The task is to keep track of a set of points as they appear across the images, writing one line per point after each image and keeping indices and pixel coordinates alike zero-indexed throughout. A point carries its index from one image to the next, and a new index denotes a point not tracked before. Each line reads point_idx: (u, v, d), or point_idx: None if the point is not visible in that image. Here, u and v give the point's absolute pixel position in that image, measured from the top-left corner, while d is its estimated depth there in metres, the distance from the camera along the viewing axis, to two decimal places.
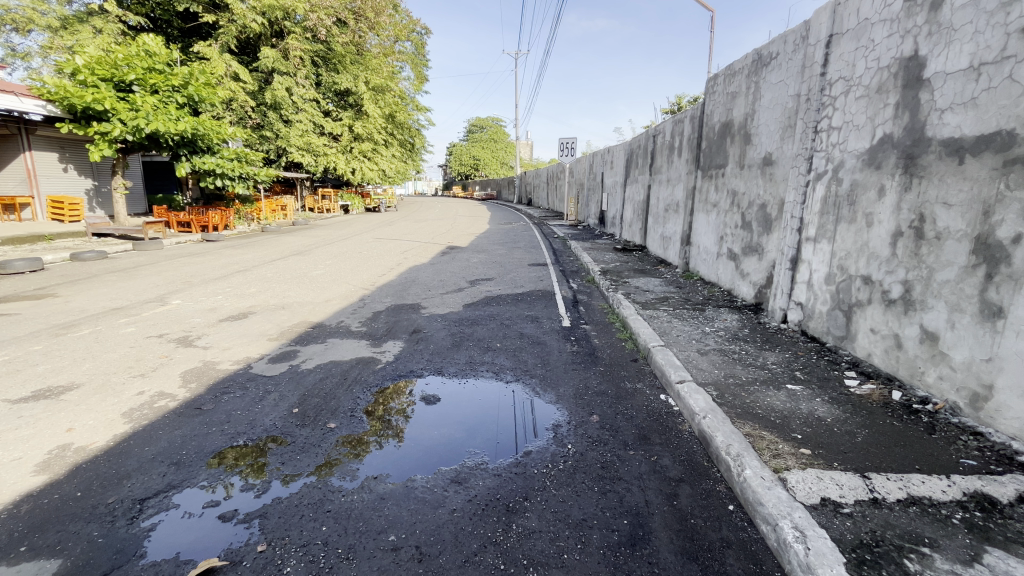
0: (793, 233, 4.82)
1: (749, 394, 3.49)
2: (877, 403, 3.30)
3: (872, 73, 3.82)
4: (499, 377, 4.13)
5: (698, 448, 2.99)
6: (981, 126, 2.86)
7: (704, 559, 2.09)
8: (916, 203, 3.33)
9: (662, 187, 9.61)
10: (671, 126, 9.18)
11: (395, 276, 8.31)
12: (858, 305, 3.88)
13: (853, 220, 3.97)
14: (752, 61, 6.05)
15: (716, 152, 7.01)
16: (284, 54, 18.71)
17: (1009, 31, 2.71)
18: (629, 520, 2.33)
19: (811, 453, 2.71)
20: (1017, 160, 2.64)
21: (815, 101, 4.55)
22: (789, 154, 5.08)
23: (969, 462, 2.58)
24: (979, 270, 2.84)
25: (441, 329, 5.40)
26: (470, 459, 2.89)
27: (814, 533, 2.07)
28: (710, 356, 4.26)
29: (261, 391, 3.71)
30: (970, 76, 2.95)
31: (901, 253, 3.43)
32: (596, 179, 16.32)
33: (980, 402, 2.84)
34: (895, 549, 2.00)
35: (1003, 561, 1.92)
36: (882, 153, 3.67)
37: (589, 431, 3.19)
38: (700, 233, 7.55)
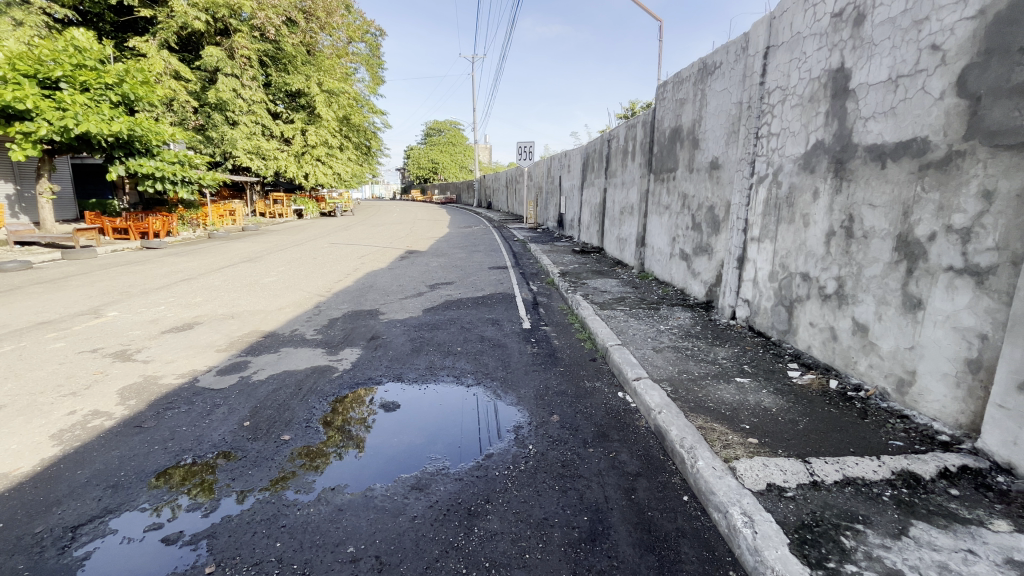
0: (739, 234, 5.06)
1: (702, 388, 3.64)
2: (816, 392, 3.52)
3: (805, 83, 4.08)
4: (460, 381, 4.11)
5: (654, 442, 3.09)
6: (901, 133, 3.10)
7: (661, 550, 2.16)
8: (846, 204, 3.57)
9: (617, 190, 9.88)
10: (624, 131, 9.44)
11: (352, 282, 8.11)
12: (799, 300, 4.11)
13: (792, 221, 4.21)
14: (697, 69, 6.32)
15: (667, 156, 7.27)
16: (230, 53, 17.93)
17: (921, 47, 2.97)
18: (589, 516, 2.38)
19: (758, 442, 2.85)
20: (932, 164, 2.89)
21: (756, 109, 4.81)
22: (733, 158, 5.34)
23: (897, 443, 2.79)
24: (901, 266, 3.08)
25: (400, 335, 5.31)
26: (431, 464, 2.86)
27: (760, 517, 2.18)
28: (664, 354, 4.40)
29: (209, 405, 3.53)
30: (890, 86, 3.20)
31: (835, 251, 3.67)
32: (554, 182, 16.55)
33: (905, 386, 3.08)
34: (833, 527, 2.13)
35: (927, 532, 2.09)
36: (816, 158, 3.92)
37: (550, 431, 3.23)
38: (654, 235, 7.81)
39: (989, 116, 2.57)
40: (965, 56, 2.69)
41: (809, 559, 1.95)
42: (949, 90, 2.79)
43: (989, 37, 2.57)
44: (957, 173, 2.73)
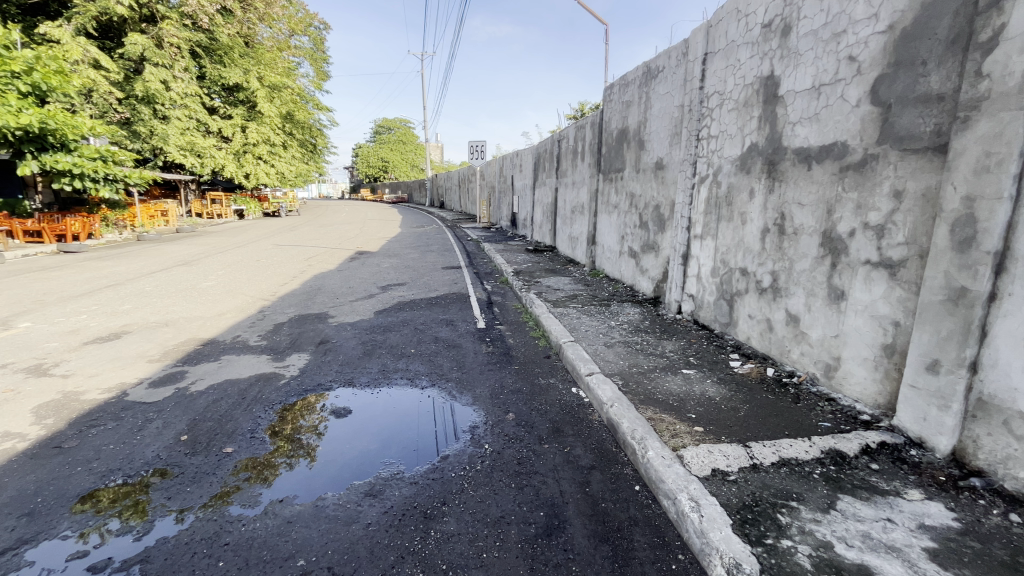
0: (683, 232, 5.28)
1: (651, 381, 3.78)
2: (755, 380, 3.74)
3: (739, 89, 4.32)
4: (414, 384, 4.05)
5: (606, 435, 3.17)
6: (824, 137, 3.35)
7: (614, 539, 2.22)
8: (778, 203, 3.81)
9: (568, 190, 10.05)
10: (574, 131, 9.62)
11: (298, 285, 7.79)
12: (739, 294, 4.35)
13: (731, 219, 4.45)
14: (642, 72, 6.53)
15: (615, 156, 7.48)
16: (157, 42, 16.73)
17: (840, 58, 3.22)
18: (545, 511, 2.41)
19: (703, 430, 2.99)
20: (851, 166, 3.13)
21: (696, 112, 5.03)
22: (676, 159, 5.57)
23: (826, 424, 3.02)
24: (826, 260, 3.33)
25: (351, 338, 5.16)
26: (385, 469, 2.80)
27: (706, 501, 2.29)
28: (615, 349, 4.53)
29: (140, 421, 3.29)
30: (813, 93, 3.44)
31: (769, 247, 3.91)
32: (506, 181, 16.60)
33: (832, 371, 3.33)
34: (770, 506, 2.28)
35: (852, 505, 2.27)
36: (751, 159, 4.16)
37: (505, 429, 3.25)
38: (604, 234, 8.01)
39: (898, 123, 2.82)
40: (877, 68, 2.95)
41: (749, 538, 2.07)
42: (864, 98, 3.03)
43: (897, 50, 2.82)
44: (873, 174, 2.98)
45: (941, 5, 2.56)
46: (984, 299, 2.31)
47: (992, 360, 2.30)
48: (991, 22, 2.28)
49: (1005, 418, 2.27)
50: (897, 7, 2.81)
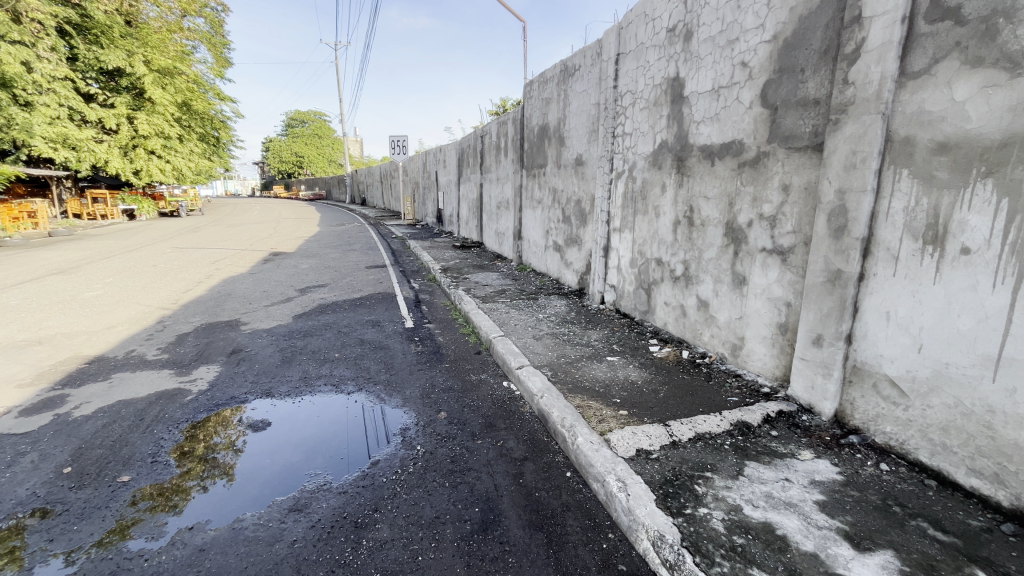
0: (604, 226, 5.51)
1: (578, 369, 3.91)
2: (672, 363, 4.00)
3: (650, 89, 4.57)
4: (339, 390, 3.86)
5: (538, 426, 3.24)
6: (723, 135, 3.64)
7: (548, 526, 2.28)
8: (687, 197, 4.09)
9: (493, 186, 10.08)
10: (496, 127, 9.67)
11: (204, 291, 7.13)
12: (655, 283, 4.63)
13: (646, 213, 4.71)
14: (559, 70, 6.70)
15: (536, 152, 7.62)
16: (14, 14, 14.10)
17: (734, 63, 3.52)
18: (480, 507, 2.42)
19: (627, 413, 3.15)
20: (746, 163, 3.44)
21: (612, 110, 5.25)
22: (594, 155, 5.79)
23: (733, 398, 3.31)
24: (730, 248, 3.63)
25: (267, 345, 4.82)
26: (311, 482, 2.66)
27: (632, 480, 2.42)
28: (544, 341, 4.63)
29: (9, 456, 2.84)
30: (713, 95, 3.72)
31: (680, 238, 4.19)
32: (431, 178, 16.30)
33: (737, 350, 3.64)
34: (688, 478, 2.46)
35: (756, 469, 2.51)
36: (661, 156, 4.42)
37: (438, 428, 3.21)
38: (529, 228, 8.15)
39: (784, 123, 3.13)
40: (765, 73, 3.25)
41: (671, 510, 2.22)
42: (756, 100, 3.33)
43: (781, 58, 3.13)
44: (765, 170, 3.29)
45: (815, 19, 2.88)
46: (855, 279, 2.64)
47: (864, 332, 2.64)
48: (854, 36, 2.60)
49: (874, 381, 2.62)
50: (780, 19, 3.12)
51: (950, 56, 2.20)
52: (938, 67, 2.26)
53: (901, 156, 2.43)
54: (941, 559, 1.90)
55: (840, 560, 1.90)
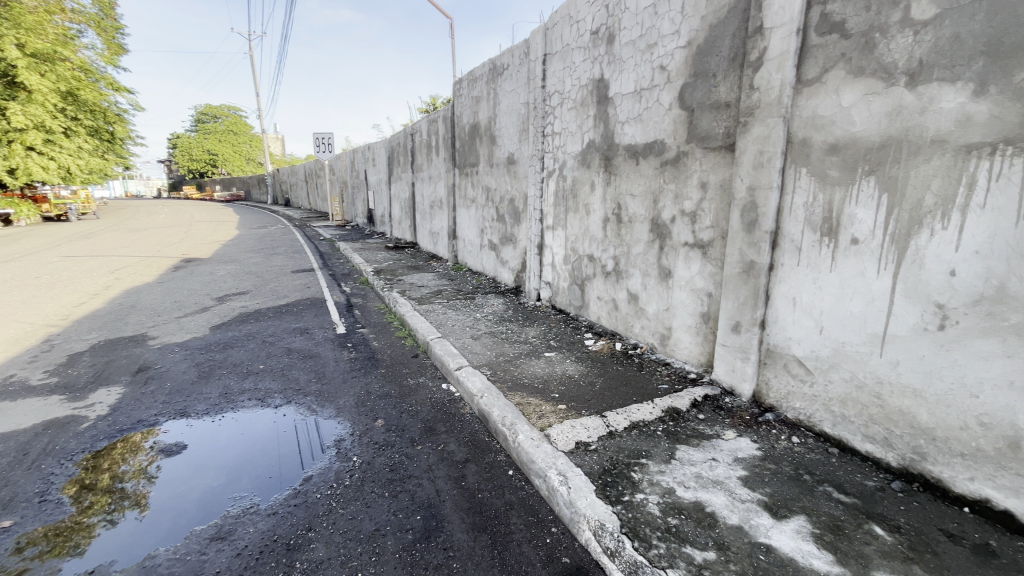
0: (537, 224, 5.58)
1: (517, 367, 3.93)
2: (606, 355, 4.13)
3: (576, 89, 4.69)
4: (265, 404, 3.61)
5: (479, 426, 3.22)
6: (647, 135, 3.80)
7: (492, 527, 2.27)
8: (614, 194, 4.24)
9: (425, 185, 9.90)
10: (426, 125, 9.51)
11: (102, 304, 6.38)
12: (588, 279, 4.76)
13: (577, 211, 4.83)
14: (488, 69, 6.70)
15: (468, 151, 7.57)
16: None
17: (654, 66, 3.69)
18: (422, 514, 2.36)
19: (565, 407, 3.21)
20: (668, 162, 3.63)
21: (541, 110, 5.33)
22: (526, 154, 5.85)
23: (663, 386, 3.48)
24: (655, 243, 3.81)
25: (180, 361, 4.41)
26: (235, 505, 2.46)
27: (572, 473, 2.47)
28: (482, 340, 4.61)
29: None
30: (636, 97, 3.89)
31: (610, 234, 4.34)
32: (359, 177, 15.73)
33: (666, 339, 3.84)
34: (625, 466, 2.55)
35: (686, 452, 2.66)
36: (590, 155, 4.55)
37: (375, 437, 3.09)
38: (464, 227, 8.09)
39: (699, 125, 3.33)
40: (682, 77, 3.44)
41: (610, 498, 2.29)
42: (674, 102, 3.52)
43: (695, 63, 3.33)
44: (685, 168, 3.48)
45: (723, 28, 3.10)
46: (766, 269, 2.87)
47: (775, 317, 2.88)
48: (758, 45, 2.81)
49: (785, 361, 2.86)
50: (693, 27, 3.31)
51: (838, 66, 2.45)
52: (828, 75, 2.50)
53: (800, 156, 2.67)
54: (844, 518, 2.11)
55: (762, 529, 2.05)
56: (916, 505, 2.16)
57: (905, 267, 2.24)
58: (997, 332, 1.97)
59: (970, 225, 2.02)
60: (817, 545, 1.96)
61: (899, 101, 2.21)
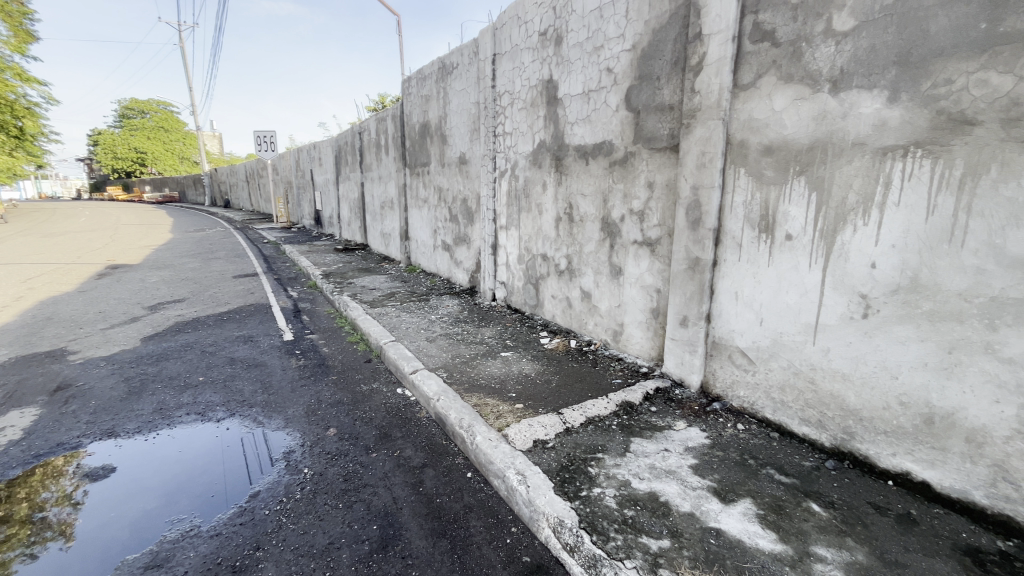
0: (490, 224, 5.57)
1: (473, 368, 3.91)
2: (561, 353, 4.19)
3: (526, 90, 4.72)
4: (205, 418, 3.39)
5: (435, 430, 3.18)
6: (595, 136, 3.88)
7: (451, 531, 2.24)
8: (566, 194, 4.30)
9: (375, 185, 9.66)
10: (374, 124, 9.27)
11: (12, 317, 5.78)
12: (542, 278, 4.80)
13: (530, 210, 4.86)
14: (437, 68, 6.62)
15: (419, 151, 7.45)
16: None
17: (601, 69, 3.77)
18: (378, 524, 2.29)
19: (523, 406, 3.23)
20: (616, 162, 3.72)
21: (491, 110, 5.32)
22: (477, 153, 5.83)
23: (617, 380, 3.57)
24: (606, 242, 3.89)
25: (107, 376, 4.06)
26: (173, 529, 2.29)
27: (531, 471, 2.48)
28: (437, 342, 4.55)
29: None
30: (584, 98, 3.96)
31: (562, 234, 4.40)
32: (305, 177, 15.14)
33: (618, 335, 3.93)
34: (582, 462, 2.59)
35: (640, 444, 2.73)
36: (541, 155, 4.59)
37: (327, 446, 2.98)
38: (416, 228, 7.96)
39: (645, 126, 3.44)
40: (628, 80, 3.53)
41: (568, 494, 2.32)
42: (621, 104, 3.61)
43: (640, 66, 3.43)
44: (632, 168, 3.58)
45: (665, 33, 3.21)
46: (710, 265, 3.00)
47: (719, 311, 3.02)
48: (697, 50, 2.93)
49: (729, 353, 3.01)
50: (637, 31, 3.41)
51: (770, 72, 2.59)
52: (762, 80, 2.64)
53: (739, 157, 2.81)
54: (785, 498, 2.24)
55: (712, 514, 2.15)
56: (847, 481, 2.33)
57: (832, 260, 2.41)
58: (912, 319, 2.15)
59: (887, 221, 2.19)
60: (762, 525, 2.07)
61: (824, 106, 2.37)
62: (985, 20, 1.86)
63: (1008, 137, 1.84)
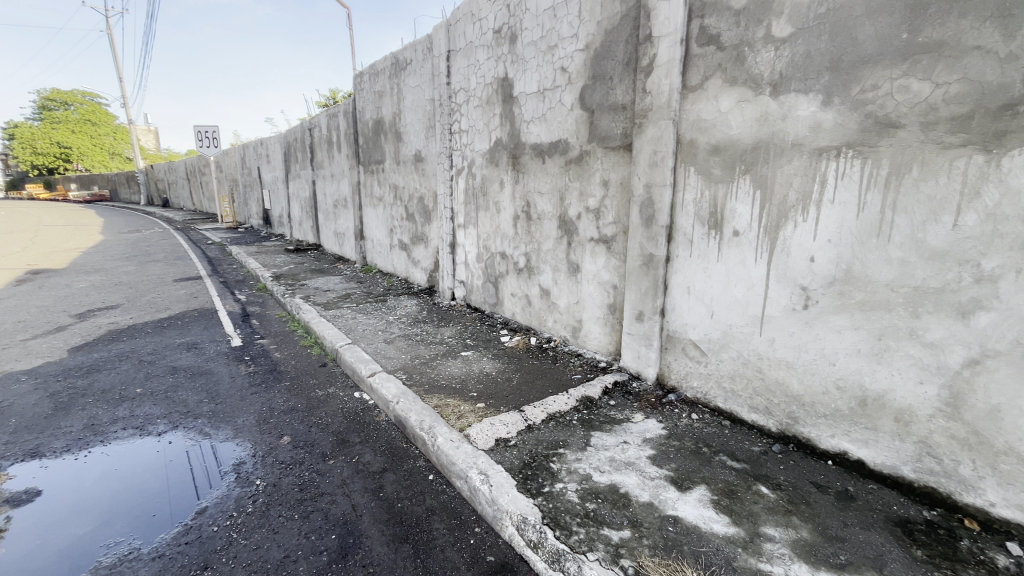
0: (448, 222, 5.51)
1: (433, 369, 3.86)
2: (522, 350, 4.20)
3: (482, 87, 4.69)
4: (145, 432, 3.17)
5: (395, 433, 3.12)
6: (551, 135, 3.92)
7: (414, 536, 2.20)
8: (523, 192, 4.32)
9: (327, 183, 9.35)
10: (325, 120, 8.96)
11: None
12: (501, 276, 4.80)
13: (487, 209, 4.85)
14: (390, 63, 6.47)
15: (373, 148, 7.27)
16: None
17: (555, 68, 3.80)
18: (337, 533, 2.22)
19: (484, 405, 3.21)
20: (572, 160, 3.76)
21: (447, 107, 5.26)
22: (433, 151, 5.75)
23: (576, 376, 3.62)
24: (564, 239, 3.94)
25: (29, 391, 3.72)
26: (110, 553, 2.12)
27: (493, 470, 2.48)
28: (396, 343, 4.46)
29: None
30: (539, 96, 3.98)
31: (521, 232, 4.42)
32: (252, 174, 14.44)
33: (577, 331, 3.99)
34: (544, 458, 2.61)
35: (601, 438, 2.79)
36: (498, 153, 4.59)
37: (281, 456, 2.86)
38: (371, 227, 7.76)
39: (599, 125, 3.50)
40: (582, 79, 3.58)
41: (531, 491, 2.33)
42: (576, 103, 3.66)
43: (593, 66, 3.48)
44: (588, 167, 3.64)
45: (617, 34, 3.27)
46: (663, 261, 3.09)
47: (672, 305, 3.12)
48: (648, 52, 3.01)
49: (682, 345, 3.12)
50: (590, 31, 3.46)
51: (716, 75, 2.70)
52: (708, 82, 2.74)
53: (688, 156, 2.91)
54: (737, 482, 2.35)
55: (669, 502, 2.22)
56: (792, 463, 2.47)
57: (775, 255, 2.54)
58: (847, 309, 2.30)
59: (823, 218, 2.34)
60: (716, 510, 2.16)
61: (765, 109, 2.49)
62: (906, 31, 2.02)
63: (927, 139, 2.00)
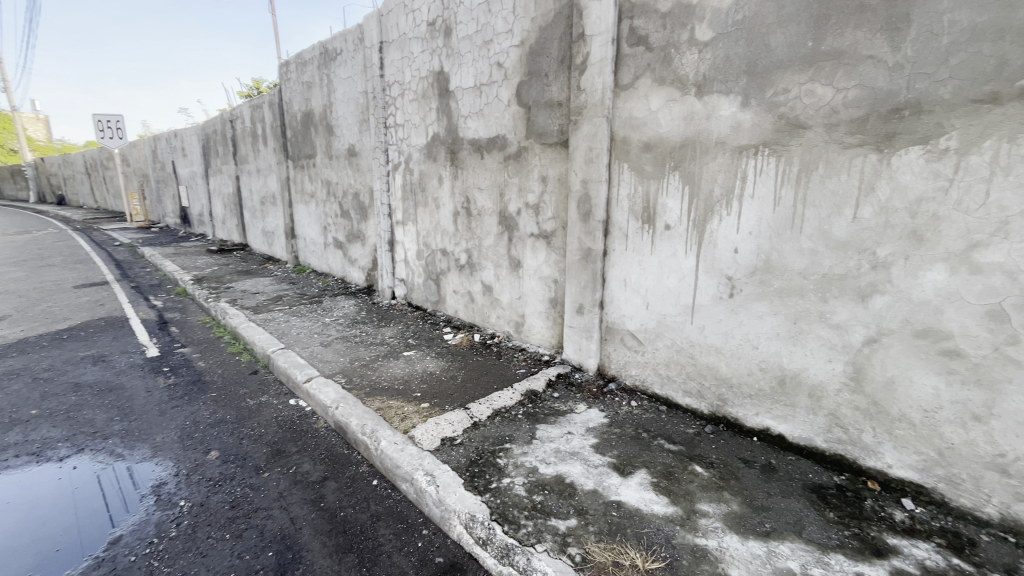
0: (386, 220, 5.35)
1: (374, 370, 3.74)
2: (466, 347, 4.17)
3: (417, 81, 4.58)
4: (44, 458, 2.82)
5: (336, 439, 2.99)
6: (489, 130, 3.90)
7: (358, 544, 2.13)
8: (462, 188, 4.28)
9: (253, 179, 8.77)
10: (248, 111, 8.39)
11: None
12: (442, 273, 4.74)
13: (426, 205, 4.76)
14: (318, 53, 6.16)
15: (302, 142, 6.90)
16: None
17: (491, 63, 3.78)
18: (274, 549, 2.10)
19: (428, 405, 3.16)
20: (511, 156, 3.77)
21: (381, 100, 5.09)
22: (368, 146, 5.55)
23: (521, 370, 3.65)
24: (505, 235, 3.95)
25: None
26: None
27: (440, 470, 2.44)
28: (333, 346, 4.27)
29: None
30: (476, 92, 3.96)
31: (461, 228, 4.38)
32: (165, 170, 13.25)
33: (520, 326, 4.02)
34: (491, 454, 2.61)
35: (546, 430, 2.83)
36: (435, 148, 4.51)
37: (208, 472, 2.65)
38: (304, 225, 7.38)
39: (536, 121, 3.53)
40: (518, 75, 3.59)
41: (479, 488, 2.32)
42: (512, 99, 3.67)
43: (529, 62, 3.50)
44: (526, 163, 3.66)
45: (551, 31, 3.31)
46: (601, 255, 3.18)
47: (611, 297, 3.23)
48: (581, 50, 3.07)
49: (621, 336, 3.23)
50: (525, 27, 3.48)
51: (646, 74, 2.80)
52: (638, 82, 2.85)
53: (622, 153, 3.00)
54: (674, 464, 2.47)
55: (613, 488, 2.30)
56: (723, 442, 2.64)
57: (704, 247, 2.69)
58: (767, 296, 2.48)
59: (745, 211, 2.50)
60: (655, 492, 2.26)
61: (691, 108, 2.63)
62: (811, 39, 2.20)
63: (830, 139, 2.20)
